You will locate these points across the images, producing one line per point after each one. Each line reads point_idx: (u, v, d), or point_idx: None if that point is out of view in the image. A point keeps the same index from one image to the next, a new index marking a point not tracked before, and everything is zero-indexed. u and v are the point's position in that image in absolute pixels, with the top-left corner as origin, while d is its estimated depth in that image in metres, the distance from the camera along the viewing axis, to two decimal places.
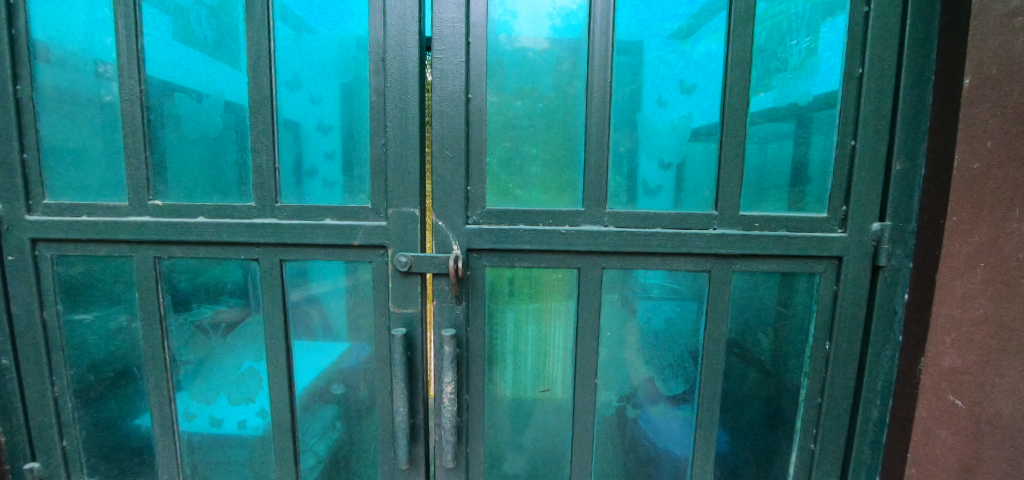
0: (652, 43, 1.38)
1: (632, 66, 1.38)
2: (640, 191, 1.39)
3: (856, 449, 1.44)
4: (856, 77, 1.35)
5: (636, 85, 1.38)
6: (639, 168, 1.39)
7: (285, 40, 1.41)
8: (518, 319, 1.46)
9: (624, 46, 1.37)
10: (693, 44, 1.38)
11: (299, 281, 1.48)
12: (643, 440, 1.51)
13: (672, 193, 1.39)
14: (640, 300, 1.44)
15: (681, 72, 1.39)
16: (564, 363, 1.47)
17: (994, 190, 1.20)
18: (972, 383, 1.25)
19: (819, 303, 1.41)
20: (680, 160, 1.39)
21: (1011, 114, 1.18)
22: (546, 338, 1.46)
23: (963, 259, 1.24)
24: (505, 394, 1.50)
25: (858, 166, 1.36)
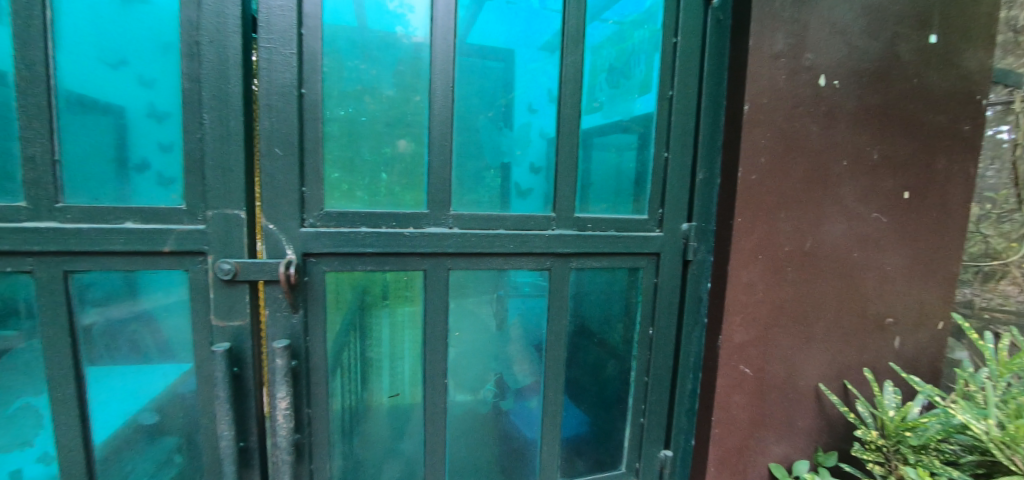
0: (526, 54, 1.45)
1: (497, 70, 1.43)
2: (513, 193, 1.46)
3: (675, 417, 1.68)
4: (667, 98, 1.56)
5: (510, 92, 1.44)
6: (512, 172, 1.46)
7: (108, 7, 1.19)
8: (394, 324, 1.42)
9: (499, 51, 1.43)
10: (543, 57, 1.46)
11: (119, 296, 1.26)
12: (515, 432, 1.59)
13: (542, 197, 1.48)
14: (512, 298, 1.50)
15: (554, 83, 1.47)
16: (407, 365, 1.45)
17: (768, 197, 1.55)
18: (752, 349, 1.60)
19: (642, 295, 1.59)
20: (548, 166, 1.48)
21: (777, 139, 1.55)
22: (423, 343, 1.44)
23: (747, 252, 1.55)
24: (380, 400, 1.46)
25: (669, 174, 1.56)
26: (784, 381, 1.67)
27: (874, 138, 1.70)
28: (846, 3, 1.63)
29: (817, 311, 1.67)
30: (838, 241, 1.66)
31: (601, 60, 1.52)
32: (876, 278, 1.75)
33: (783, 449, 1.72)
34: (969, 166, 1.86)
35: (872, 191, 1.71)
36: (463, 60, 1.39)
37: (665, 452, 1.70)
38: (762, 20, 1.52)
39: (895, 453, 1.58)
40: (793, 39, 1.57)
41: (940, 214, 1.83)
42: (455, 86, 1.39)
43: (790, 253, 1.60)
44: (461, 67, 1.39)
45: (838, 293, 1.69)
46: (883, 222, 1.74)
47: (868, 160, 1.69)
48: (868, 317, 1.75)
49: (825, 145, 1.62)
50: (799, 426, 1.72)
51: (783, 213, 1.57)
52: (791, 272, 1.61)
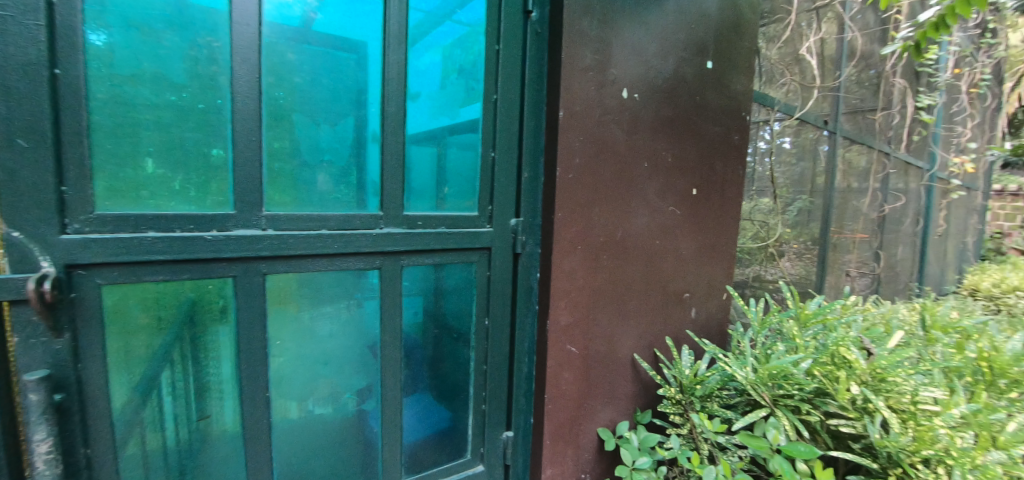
0: (380, 46, 1.47)
1: (336, 63, 1.41)
2: (369, 192, 1.48)
3: (514, 400, 1.81)
4: (492, 101, 1.67)
5: (359, 86, 1.45)
6: (366, 169, 1.48)
7: None
8: (234, 342, 1.32)
9: (347, 43, 1.43)
10: (370, 54, 1.46)
11: None
12: (374, 440, 1.57)
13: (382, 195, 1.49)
14: (367, 301, 1.51)
15: (407, 78, 1.52)
16: (223, 389, 1.32)
17: (583, 194, 1.75)
18: (576, 330, 1.79)
19: (477, 287, 1.69)
20: (406, 165, 1.54)
21: (588, 141, 1.76)
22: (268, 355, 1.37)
23: (569, 243, 1.73)
24: (224, 429, 1.33)
25: (497, 172, 1.67)
26: (605, 355, 1.90)
27: (669, 143, 2.01)
28: (642, 28, 1.92)
29: (629, 291, 1.93)
30: (642, 230, 1.94)
31: (451, 60, 1.62)
32: (675, 261, 2.09)
33: (609, 414, 1.96)
34: (739, 168, 2.31)
35: (668, 188, 2.03)
36: (308, 47, 1.36)
37: (507, 433, 1.82)
38: (572, 37, 1.71)
39: (692, 405, 1.88)
40: (599, 55, 1.79)
41: (720, 207, 2.25)
42: (302, 83, 1.36)
43: (604, 242, 1.83)
44: (310, 56, 1.37)
45: (645, 275, 1.98)
46: (678, 214, 2.07)
47: (664, 161, 2.00)
48: (670, 294, 2.08)
49: (629, 148, 1.88)
50: (620, 392, 1.97)
51: (597, 207, 1.79)
52: (605, 259, 1.84)
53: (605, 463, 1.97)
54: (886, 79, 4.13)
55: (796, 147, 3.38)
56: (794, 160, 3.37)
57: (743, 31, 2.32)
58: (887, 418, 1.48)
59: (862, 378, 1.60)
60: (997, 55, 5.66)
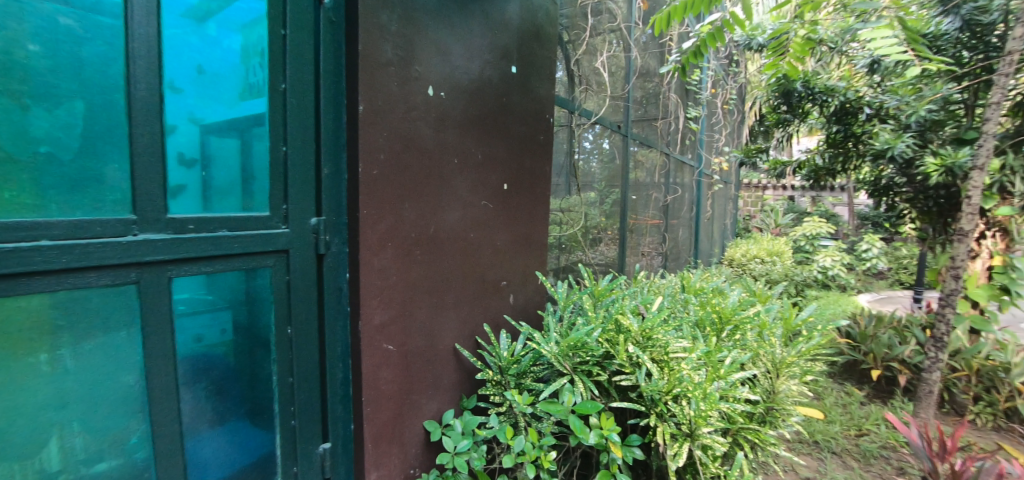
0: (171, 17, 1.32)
1: (69, 32, 1.17)
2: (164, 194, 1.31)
3: (330, 409, 1.73)
4: (280, 91, 1.55)
5: (154, 59, 1.29)
6: (146, 166, 1.28)
7: None
8: None
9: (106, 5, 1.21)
10: (110, 25, 1.22)
11: None
12: None
13: (135, 196, 1.26)
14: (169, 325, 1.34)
15: (199, 58, 1.40)
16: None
17: (390, 191, 1.76)
18: (392, 327, 1.80)
19: (275, 294, 1.57)
20: (203, 159, 1.42)
21: (393, 138, 1.77)
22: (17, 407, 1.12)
23: (377, 240, 1.72)
24: None
25: (290, 168, 1.57)
26: (426, 348, 1.94)
27: (478, 142, 2.13)
28: (446, 28, 1.98)
29: (446, 284, 2.01)
30: (456, 225, 2.03)
31: (248, 42, 1.50)
32: (490, 252, 2.23)
33: (435, 406, 2.00)
34: (545, 165, 2.57)
35: (480, 183, 2.15)
36: (81, 11, 1.18)
37: (325, 445, 1.72)
38: (370, 29, 1.67)
39: (509, 384, 2.03)
40: (401, 51, 1.79)
41: (531, 201, 2.47)
42: (90, 56, 1.20)
43: (416, 238, 1.87)
44: (100, 28, 1.21)
45: (461, 267, 2.07)
46: (491, 208, 2.22)
47: (475, 159, 2.11)
48: (488, 283, 2.22)
49: (438, 145, 1.94)
50: (444, 382, 2.03)
51: (407, 203, 1.82)
52: (418, 254, 1.88)
53: (432, 453, 2.02)
54: (664, 93, 5.07)
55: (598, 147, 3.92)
56: (598, 159, 3.90)
57: (544, 42, 2.57)
58: (650, 368, 1.70)
59: (635, 338, 1.84)
60: (738, 80, 7.41)
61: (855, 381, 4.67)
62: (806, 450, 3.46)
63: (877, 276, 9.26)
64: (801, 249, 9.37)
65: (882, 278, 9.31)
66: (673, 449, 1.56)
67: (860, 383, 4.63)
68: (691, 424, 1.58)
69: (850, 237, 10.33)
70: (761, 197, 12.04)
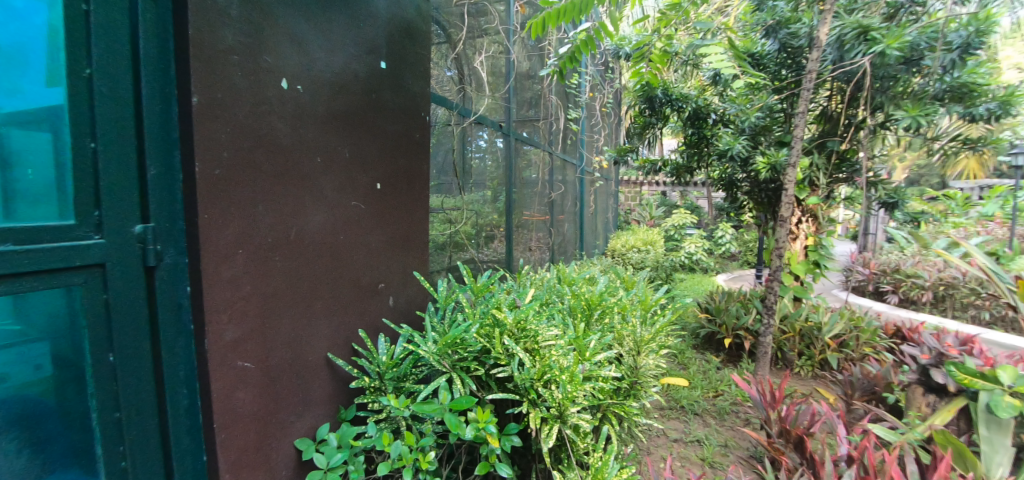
0: None
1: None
2: None
3: (174, 441, 1.51)
4: (86, 76, 1.31)
5: None
6: None
7: None
8: None
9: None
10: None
11: None
12: None
13: None
14: None
15: None
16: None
17: (238, 193, 1.61)
18: (249, 342, 1.65)
19: (89, 317, 1.31)
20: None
21: (239, 133, 1.60)
22: None
23: (225, 247, 1.56)
24: None
25: (103, 168, 1.33)
26: (292, 361, 1.81)
27: (345, 139, 2.03)
28: (301, 18, 1.84)
29: (313, 291, 1.89)
30: (322, 227, 1.92)
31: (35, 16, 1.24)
32: (364, 254, 2.15)
33: (306, 422, 1.87)
34: (422, 163, 2.55)
35: (349, 183, 2.06)
36: None
37: None
38: (204, 12, 1.49)
39: (387, 389, 1.98)
40: (246, 39, 1.63)
41: (407, 200, 2.44)
42: None
43: (274, 243, 1.73)
44: None
45: (330, 271, 1.97)
46: (363, 208, 2.14)
47: (342, 157, 2.01)
48: (362, 286, 2.14)
49: (297, 142, 1.81)
50: (315, 396, 1.92)
51: (262, 206, 1.68)
52: (278, 260, 1.74)
53: (306, 472, 1.88)
54: (545, 95, 5.33)
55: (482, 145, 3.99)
56: (482, 157, 3.97)
57: (415, 39, 2.54)
58: (522, 358, 1.77)
59: (510, 331, 1.91)
60: (613, 85, 8.10)
61: (713, 350, 5.39)
62: (674, 415, 3.90)
63: (731, 258, 10.80)
64: (671, 238, 10.55)
65: (733, 259, 10.89)
66: (545, 432, 1.64)
67: (716, 351, 5.35)
68: (560, 406, 1.68)
69: (709, 225, 11.91)
70: (639, 192, 13.33)
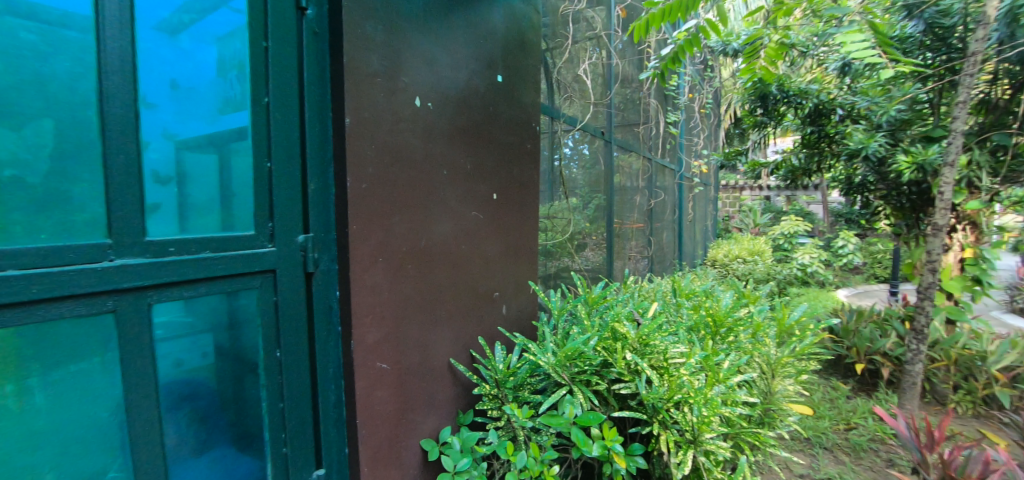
0: (148, 28, 1.27)
1: (12, 42, 1.06)
2: (131, 209, 1.22)
3: (324, 433, 1.65)
4: (264, 104, 1.49)
5: (130, 69, 1.23)
6: (115, 186, 1.20)
7: None
8: None
9: (39, 12, 1.10)
10: (26, 27, 1.09)
11: None
12: None
13: (100, 214, 1.18)
14: (161, 346, 1.30)
15: (172, 70, 1.33)
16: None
17: (379, 206, 1.71)
18: (387, 347, 1.75)
19: (263, 317, 1.49)
20: (178, 176, 1.34)
21: (379, 149, 1.71)
22: (36, 437, 1.11)
23: (369, 256, 1.68)
24: None
25: (275, 184, 1.50)
26: (420, 366, 1.89)
27: (466, 152, 2.10)
28: (430, 39, 1.94)
29: (438, 298, 1.96)
30: (446, 237, 1.99)
31: (230, 53, 1.44)
32: (481, 262, 2.19)
33: (430, 424, 1.94)
34: (532, 173, 2.56)
35: (470, 194, 2.12)
36: (59, 31, 1.13)
37: (319, 472, 1.65)
38: (354, 41, 1.64)
39: (507, 397, 2.01)
40: (386, 62, 1.76)
41: (518, 210, 2.45)
42: (85, 71, 1.17)
43: (407, 252, 1.82)
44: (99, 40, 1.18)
45: (453, 280, 2.04)
46: (481, 218, 2.19)
47: (463, 169, 2.08)
48: (481, 294, 2.20)
49: (425, 156, 1.90)
50: (439, 399, 1.98)
51: (400, 216, 1.78)
52: (410, 268, 1.83)
53: (431, 472, 1.95)
54: (644, 99, 5.13)
55: (568, 153, 3.70)
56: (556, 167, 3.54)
57: (528, 49, 2.57)
58: (649, 376, 1.75)
59: (633, 345, 1.89)
60: (714, 84, 7.57)
61: (840, 376, 4.77)
62: (798, 447, 3.48)
63: (854, 271, 9.55)
64: (780, 248, 9.63)
65: (856, 273, 9.61)
66: (679, 457, 1.60)
67: (845, 377, 4.72)
68: (695, 430, 1.65)
69: (826, 235, 10.69)
70: (739, 198, 12.37)
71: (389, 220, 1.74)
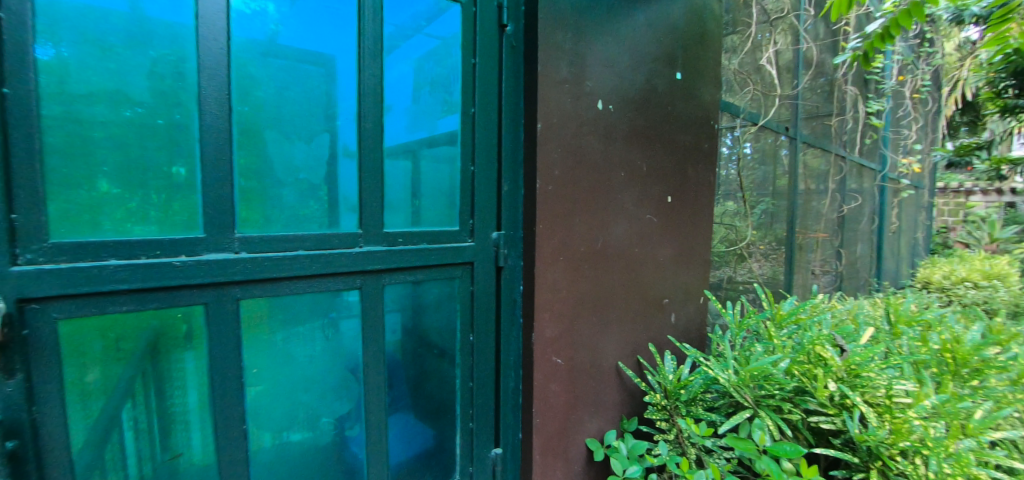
0: (392, 56, 1.53)
1: (258, 77, 1.30)
2: (341, 207, 1.43)
3: (503, 416, 1.79)
4: (471, 115, 1.67)
5: (376, 91, 1.48)
6: (340, 184, 1.44)
7: None
8: (260, 377, 1.34)
9: (290, 52, 1.35)
10: (276, 65, 1.33)
11: None
12: (352, 464, 1.50)
13: (355, 210, 1.45)
14: (391, 316, 1.55)
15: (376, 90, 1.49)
16: (189, 420, 1.24)
17: (562, 207, 1.78)
18: (562, 343, 1.81)
19: (460, 303, 1.67)
20: (378, 178, 1.49)
21: (564, 153, 1.78)
22: (307, 381, 1.43)
23: (551, 254, 1.76)
24: (196, 460, 1.25)
25: (477, 186, 1.67)
26: (590, 365, 1.91)
27: (643, 154, 2.06)
28: (613, 41, 1.95)
29: (610, 300, 1.96)
30: (621, 240, 1.98)
31: (423, 74, 1.60)
32: (652, 267, 2.13)
33: (596, 424, 1.95)
34: (709, 176, 2.38)
35: (645, 197, 2.07)
36: (301, 66, 1.37)
37: (496, 451, 1.79)
38: (547, 50, 1.73)
39: (677, 410, 1.92)
40: (573, 68, 1.81)
41: (692, 213, 2.30)
42: (348, 98, 1.45)
43: (585, 252, 1.86)
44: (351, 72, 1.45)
45: (625, 283, 2.02)
46: (655, 221, 2.13)
47: (639, 171, 2.04)
48: (650, 300, 2.13)
49: (604, 158, 1.91)
50: (605, 401, 1.98)
51: (580, 218, 1.83)
52: (587, 268, 1.87)
53: (595, 472, 1.96)
54: (838, 87, 4.37)
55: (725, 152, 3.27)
56: None
57: (709, 42, 2.39)
58: (864, 413, 1.59)
59: (838, 374, 1.71)
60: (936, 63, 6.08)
61: None
62: None
63: None
64: None
65: None
66: None
67: None
68: None
69: None
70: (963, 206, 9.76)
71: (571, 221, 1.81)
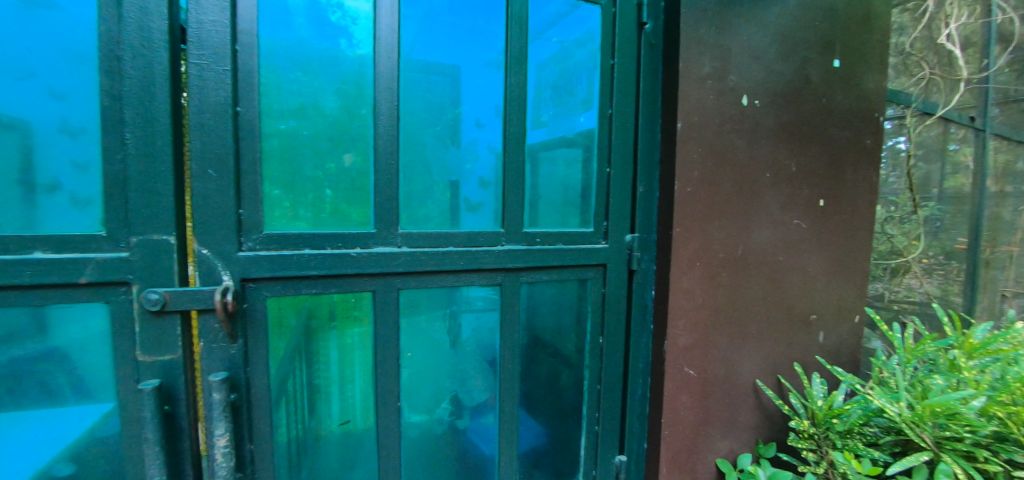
0: (533, 61, 1.57)
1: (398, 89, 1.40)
2: (462, 208, 1.49)
3: (628, 422, 1.75)
4: (608, 115, 1.65)
5: (518, 96, 1.54)
6: (461, 186, 1.49)
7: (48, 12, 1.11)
8: (413, 360, 1.48)
9: (423, 66, 1.43)
10: (413, 78, 1.42)
11: (151, 345, 1.19)
12: (472, 450, 1.59)
13: (494, 210, 1.53)
14: (525, 314, 1.59)
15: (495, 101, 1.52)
16: (330, 391, 1.40)
17: (701, 210, 1.68)
18: (696, 354, 1.71)
19: (590, 305, 1.67)
20: (496, 180, 1.53)
21: (705, 152, 1.68)
22: (451, 368, 1.54)
23: (687, 259, 1.66)
24: (358, 427, 1.43)
25: (612, 187, 1.65)
26: (724, 380, 1.78)
27: (792, 152, 1.86)
28: (762, 30, 1.78)
29: (749, 312, 1.80)
30: (764, 246, 1.81)
31: (545, 77, 1.60)
32: (798, 278, 1.91)
33: (728, 444, 1.81)
34: (873, 176, 2.06)
35: (793, 200, 1.87)
36: (433, 77, 1.45)
37: (620, 457, 1.76)
38: (690, 44, 1.64)
39: (828, 440, 1.70)
40: (718, 62, 1.70)
41: (850, 218, 2.02)
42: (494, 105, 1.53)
43: (724, 259, 1.73)
44: (493, 80, 1.53)
45: (767, 294, 1.84)
46: (803, 227, 1.91)
47: (788, 171, 1.85)
48: (795, 315, 1.92)
49: (749, 157, 1.76)
50: (740, 420, 1.83)
51: (720, 221, 1.71)
52: (725, 276, 1.74)
53: None
54: None
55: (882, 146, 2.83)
56: None
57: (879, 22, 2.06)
58: None
59: None
60: None
61: None
62: None
63: None
64: None
65: None
66: None
67: None
68: None
69: None
70: None
71: (711, 225, 1.70)
